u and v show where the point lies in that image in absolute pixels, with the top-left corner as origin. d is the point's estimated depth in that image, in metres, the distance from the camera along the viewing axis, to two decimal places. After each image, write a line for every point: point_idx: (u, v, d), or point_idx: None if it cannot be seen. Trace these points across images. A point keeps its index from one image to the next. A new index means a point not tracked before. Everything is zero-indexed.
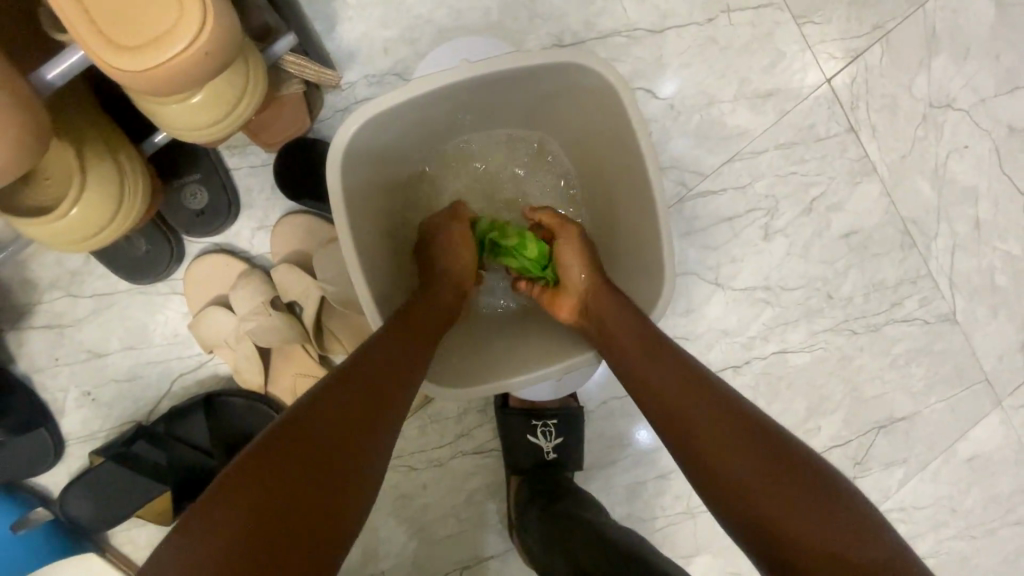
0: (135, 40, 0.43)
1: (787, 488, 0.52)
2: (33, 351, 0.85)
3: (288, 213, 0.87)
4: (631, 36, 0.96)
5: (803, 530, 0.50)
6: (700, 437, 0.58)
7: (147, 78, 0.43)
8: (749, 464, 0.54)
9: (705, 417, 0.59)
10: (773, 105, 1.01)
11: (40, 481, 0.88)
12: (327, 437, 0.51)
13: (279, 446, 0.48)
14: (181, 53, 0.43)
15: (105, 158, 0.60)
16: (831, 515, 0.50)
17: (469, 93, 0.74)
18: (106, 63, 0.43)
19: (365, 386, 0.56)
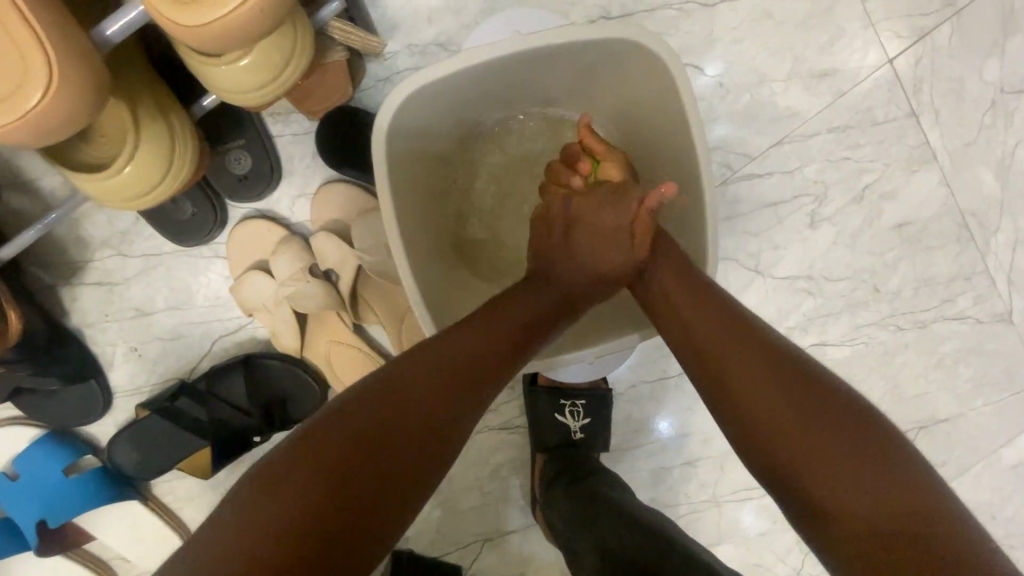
0: None
1: (829, 442, 0.50)
2: (84, 306, 0.89)
3: (327, 181, 0.88)
4: (681, 9, 0.92)
5: (839, 493, 0.48)
6: (735, 386, 0.56)
7: (241, 19, 0.44)
8: (792, 423, 0.51)
9: (749, 374, 0.55)
10: (828, 86, 0.96)
11: (89, 430, 0.93)
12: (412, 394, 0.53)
13: (342, 425, 0.49)
14: None
15: (155, 155, 0.60)
16: (874, 470, 0.48)
17: (516, 67, 0.73)
18: (203, 14, 0.43)
19: (433, 397, 0.54)
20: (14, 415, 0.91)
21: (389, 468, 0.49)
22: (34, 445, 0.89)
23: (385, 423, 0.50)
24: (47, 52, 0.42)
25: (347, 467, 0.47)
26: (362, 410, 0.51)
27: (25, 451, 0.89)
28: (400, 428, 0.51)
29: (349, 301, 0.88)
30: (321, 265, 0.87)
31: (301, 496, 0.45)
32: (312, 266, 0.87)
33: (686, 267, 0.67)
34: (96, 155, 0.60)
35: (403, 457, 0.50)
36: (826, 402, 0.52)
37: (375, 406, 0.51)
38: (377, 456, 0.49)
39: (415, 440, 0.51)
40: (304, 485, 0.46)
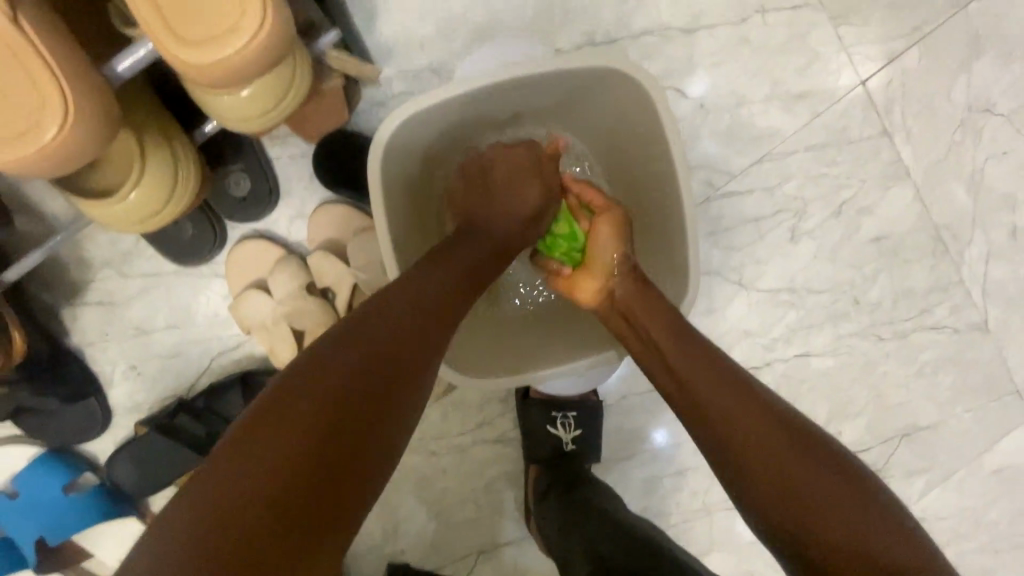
0: (223, 21, 0.45)
1: (817, 496, 0.52)
2: (85, 325, 0.90)
3: (324, 202, 0.91)
4: (663, 35, 0.97)
5: (834, 537, 0.50)
6: (727, 435, 0.58)
7: (246, 54, 0.47)
8: (788, 468, 0.54)
9: (747, 421, 0.57)
10: (805, 106, 1.01)
11: (88, 448, 0.94)
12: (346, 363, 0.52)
13: (291, 405, 0.48)
14: (270, 22, 0.46)
15: (145, 208, 0.63)
16: (857, 521, 0.50)
17: (505, 93, 0.76)
18: (211, 51, 0.46)
19: (376, 365, 0.54)
20: (13, 434, 0.92)
21: (329, 444, 0.48)
22: (32, 464, 0.90)
23: (314, 400, 0.49)
24: (63, 90, 0.45)
25: (286, 460, 0.46)
26: (303, 388, 0.50)
27: (24, 470, 0.90)
28: (335, 404, 0.49)
29: (345, 318, 0.90)
30: (317, 283, 0.90)
31: (238, 490, 0.44)
32: (309, 284, 0.89)
33: (680, 322, 0.69)
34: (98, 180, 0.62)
35: (348, 430, 0.49)
36: (812, 457, 0.54)
37: (322, 380, 0.50)
38: (329, 435, 0.48)
39: (353, 412, 0.50)
40: (252, 473, 0.45)
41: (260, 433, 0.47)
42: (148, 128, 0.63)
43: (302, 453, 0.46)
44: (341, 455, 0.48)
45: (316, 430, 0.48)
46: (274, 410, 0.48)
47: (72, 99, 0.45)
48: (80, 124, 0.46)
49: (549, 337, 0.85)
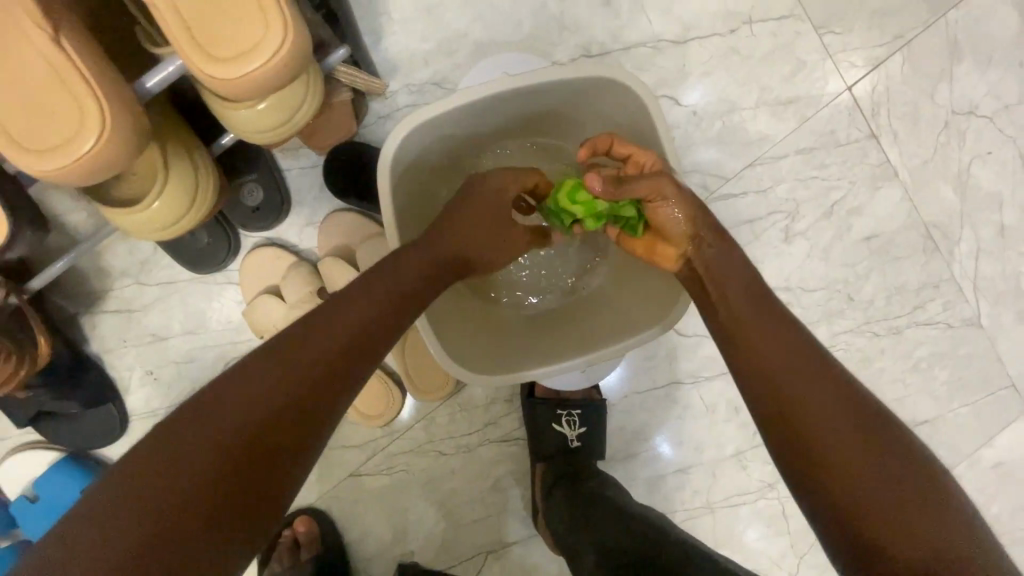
0: (247, 43, 0.49)
1: (879, 485, 0.49)
2: (103, 333, 0.94)
3: (333, 210, 0.95)
4: (656, 46, 1.00)
5: (902, 546, 0.46)
6: (809, 420, 0.53)
7: (271, 69, 0.51)
8: (865, 472, 0.49)
9: (827, 414, 0.53)
10: (794, 112, 1.05)
11: (105, 453, 0.97)
12: (283, 369, 0.52)
13: (216, 407, 0.48)
14: (289, 40, 0.50)
15: (164, 218, 0.67)
16: (923, 522, 0.47)
17: (506, 102, 0.80)
18: (238, 70, 0.50)
19: (310, 366, 0.53)
20: (34, 439, 0.95)
21: (247, 449, 0.47)
22: (52, 468, 0.93)
23: (243, 402, 0.49)
24: (99, 101, 0.48)
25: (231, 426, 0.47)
26: (233, 385, 0.50)
27: (43, 474, 0.93)
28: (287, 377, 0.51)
29: None
30: (328, 288, 0.93)
31: (157, 489, 0.43)
32: (320, 289, 0.92)
33: (767, 301, 0.63)
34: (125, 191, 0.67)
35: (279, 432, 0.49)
36: (902, 463, 0.50)
37: (245, 386, 0.50)
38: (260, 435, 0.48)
39: (282, 416, 0.49)
40: (176, 469, 0.44)
41: (180, 431, 0.46)
42: (171, 141, 0.67)
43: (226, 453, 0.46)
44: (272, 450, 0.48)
45: (237, 424, 0.47)
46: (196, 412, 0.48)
47: (109, 109, 0.48)
48: (114, 135, 0.49)
49: (572, 330, 0.87)
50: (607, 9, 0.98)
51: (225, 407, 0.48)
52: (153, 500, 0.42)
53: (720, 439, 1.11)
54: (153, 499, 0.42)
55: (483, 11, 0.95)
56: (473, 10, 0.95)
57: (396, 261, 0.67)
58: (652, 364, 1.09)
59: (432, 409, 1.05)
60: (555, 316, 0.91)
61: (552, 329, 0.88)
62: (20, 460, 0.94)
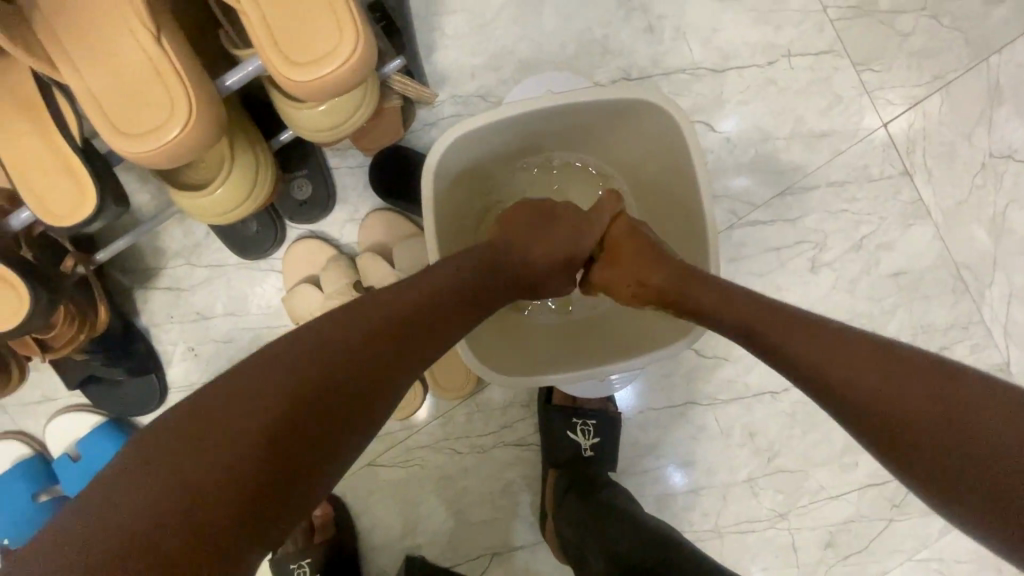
0: (322, 50, 0.54)
1: (890, 391, 0.47)
2: (153, 308, 1.00)
3: (374, 209, 1.00)
4: (694, 73, 1.03)
5: (941, 440, 0.44)
6: (798, 360, 0.55)
7: (341, 74, 0.55)
8: (881, 382, 0.48)
9: (814, 348, 0.54)
10: (827, 144, 1.06)
11: (143, 421, 1.02)
12: (314, 366, 0.47)
13: (237, 403, 0.43)
14: (359, 48, 0.54)
15: (222, 207, 0.72)
16: (966, 413, 0.44)
17: (547, 118, 0.84)
18: (312, 73, 0.54)
19: (340, 365, 0.48)
20: (80, 402, 1.01)
21: (265, 455, 0.42)
22: (94, 431, 0.99)
23: (263, 401, 0.44)
24: (189, 95, 0.53)
25: (283, 406, 0.44)
26: (262, 378, 0.45)
27: (86, 435, 0.99)
28: (341, 363, 0.48)
29: None
30: (363, 281, 0.98)
31: (166, 488, 0.39)
32: (356, 282, 0.97)
33: (740, 293, 0.64)
34: (194, 177, 0.73)
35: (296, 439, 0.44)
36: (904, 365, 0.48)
37: (272, 380, 0.45)
38: (279, 440, 0.43)
39: (301, 419, 0.44)
40: (183, 473, 0.40)
41: (200, 427, 0.42)
42: (238, 136, 0.73)
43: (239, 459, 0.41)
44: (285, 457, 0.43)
45: (257, 427, 0.42)
46: (217, 406, 0.43)
47: (196, 97, 0.53)
48: (198, 125, 0.54)
49: (596, 346, 0.90)
50: (650, 36, 1.02)
51: (245, 404, 0.43)
52: (160, 501, 0.39)
53: (733, 463, 1.12)
54: (165, 500, 0.39)
55: (531, 32, 1.00)
56: (521, 30, 1.00)
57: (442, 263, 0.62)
58: (671, 382, 1.10)
59: (451, 408, 1.08)
60: (582, 331, 0.94)
61: (576, 344, 0.91)
62: (66, 421, 1.00)
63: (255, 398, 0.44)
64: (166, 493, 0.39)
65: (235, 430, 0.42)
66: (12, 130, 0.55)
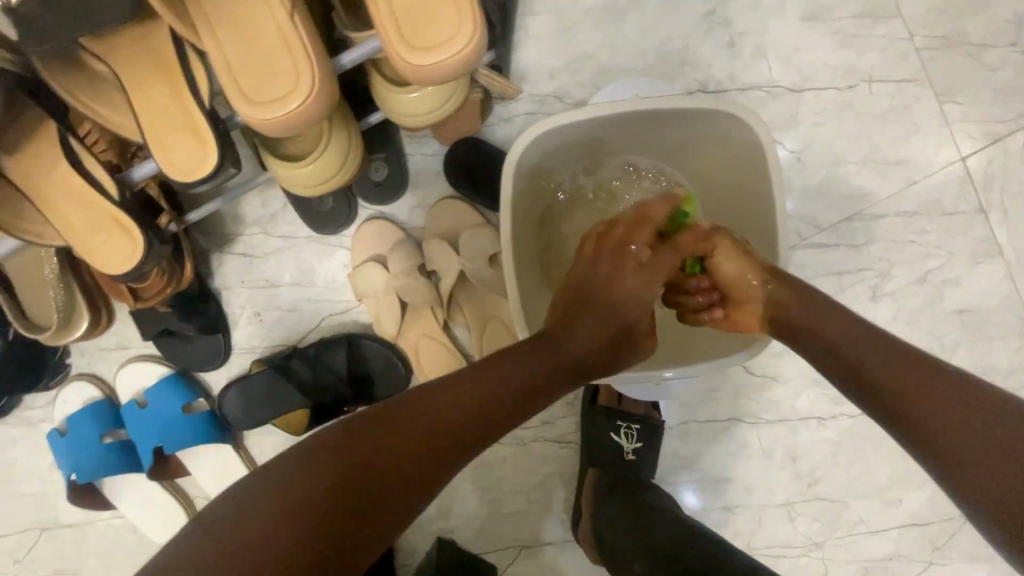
0: (439, 39, 0.57)
1: (884, 363, 0.60)
2: (227, 271, 1.05)
3: (444, 197, 1.03)
4: (771, 91, 1.04)
5: (915, 403, 0.56)
6: (808, 332, 0.68)
7: (455, 62, 0.57)
8: (880, 361, 0.61)
9: (827, 328, 0.66)
10: (900, 173, 1.05)
11: (205, 378, 1.08)
12: (427, 422, 0.58)
13: (358, 437, 0.55)
14: (474, 39, 0.57)
15: (314, 178, 0.77)
16: (945, 391, 0.55)
17: (628, 122, 0.86)
18: (428, 60, 0.57)
19: (442, 425, 0.58)
20: (150, 354, 1.07)
21: (379, 484, 0.54)
22: (161, 382, 1.05)
23: (384, 440, 0.55)
24: (314, 73, 0.57)
25: (345, 473, 0.53)
26: (387, 420, 0.56)
27: (152, 385, 1.05)
28: (442, 425, 0.58)
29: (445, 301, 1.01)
30: (427, 265, 1.01)
31: (286, 512, 0.51)
32: (420, 265, 1.00)
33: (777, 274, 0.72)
34: (293, 150, 0.78)
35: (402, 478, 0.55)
36: (906, 357, 0.60)
37: (390, 427, 0.56)
38: (387, 475, 0.54)
39: (410, 464, 0.55)
40: (312, 491, 0.52)
41: (328, 449, 0.54)
42: (339, 114, 0.77)
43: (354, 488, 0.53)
44: (392, 484, 0.54)
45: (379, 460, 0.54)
46: (344, 440, 0.55)
47: (319, 73, 0.57)
48: (317, 100, 0.57)
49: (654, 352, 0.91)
50: (730, 50, 1.03)
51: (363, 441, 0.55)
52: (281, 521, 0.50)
53: (772, 485, 1.11)
54: (289, 514, 0.51)
55: (612, 37, 1.02)
56: (603, 35, 1.02)
57: (540, 334, 0.69)
58: (716, 396, 1.09)
59: None
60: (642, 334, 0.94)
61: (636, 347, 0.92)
62: (136, 369, 1.06)
63: (347, 458, 0.54)
64: (249, 555, 0.49)
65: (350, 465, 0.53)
66: (149, 92, 0.60)
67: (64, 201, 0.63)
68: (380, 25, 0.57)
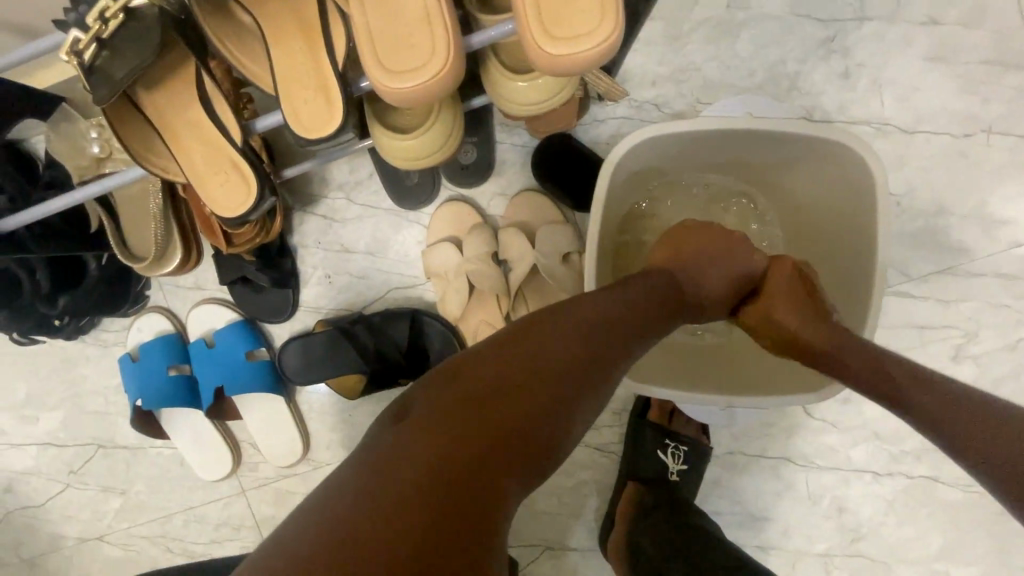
0: (579, 32, 0.57)
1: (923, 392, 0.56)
2: (306, 231, 1.08)
3: (526, 189, 1.04)
4: (879, 128, 1.00)
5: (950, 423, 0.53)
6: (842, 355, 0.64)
7: (590, 57, 0.58)
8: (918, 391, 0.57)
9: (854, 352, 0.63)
10: (1007, 233, 0.99)
11: (270, 329, 1.11)
12: (500, 380, 0.52)
13: (431, 411, 0.50)
14: (613, 36, 0.57)
15: (415, 153, 0.78)
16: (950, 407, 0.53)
17: (734, 139, 0.84)
18: (565, 53, 0.57)
19: (522, 385, 0.52)
20: (223, 298, 1.11)
21: (468, 453, 0.47)
22: (230, 326, 1.09)
23: (463, 408, 0.50)
24: (449, 51, 0.58)
25: (436, 447, 0.47)
26: (460, 389, 0.51)
27: (221, 328, 1.09)
28: (522, 381, 0.52)
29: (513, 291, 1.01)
30: (501, 254, 1.01)
31: (373, 498, 0.43)
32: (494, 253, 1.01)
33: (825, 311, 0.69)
34: (399, 122, 0.80)
35: (489, 444, 0.48)
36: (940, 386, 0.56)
37: (462, 394, 0.51)
38: (473, 441, 0.48)
39: (495, 428, 0.49)
40: (394, 471, 0.45)
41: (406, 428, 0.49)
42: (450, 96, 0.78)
43: (439, 458, 0.46)
44: (482, 452, 0.48)
45: (456, 426, 0.48)
46: (420, 415, 0.50)
47: (455, 52, 0.58)
48: (448, 78, 0.58)
49: (722, 377, 0.90)
50: (843, 82, 0.99)
51: (438, 415, 0.49)
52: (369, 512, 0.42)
53: (813, 533, 1.07)
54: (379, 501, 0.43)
55: (722, 53, 1.00)
56: (712, 50, 1.00)
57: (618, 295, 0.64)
58: (769, 432, 1.06)
59: None
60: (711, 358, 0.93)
61: (704, 370, 0.91)
62: (207, 310, 1.10)
63: (429, 430, 0.48)
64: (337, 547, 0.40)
65: (430, 437, 0.47)
66: (289, 51, 0.63)
67: (191, 141, 0.67)
68: (521, 12, 0.57)
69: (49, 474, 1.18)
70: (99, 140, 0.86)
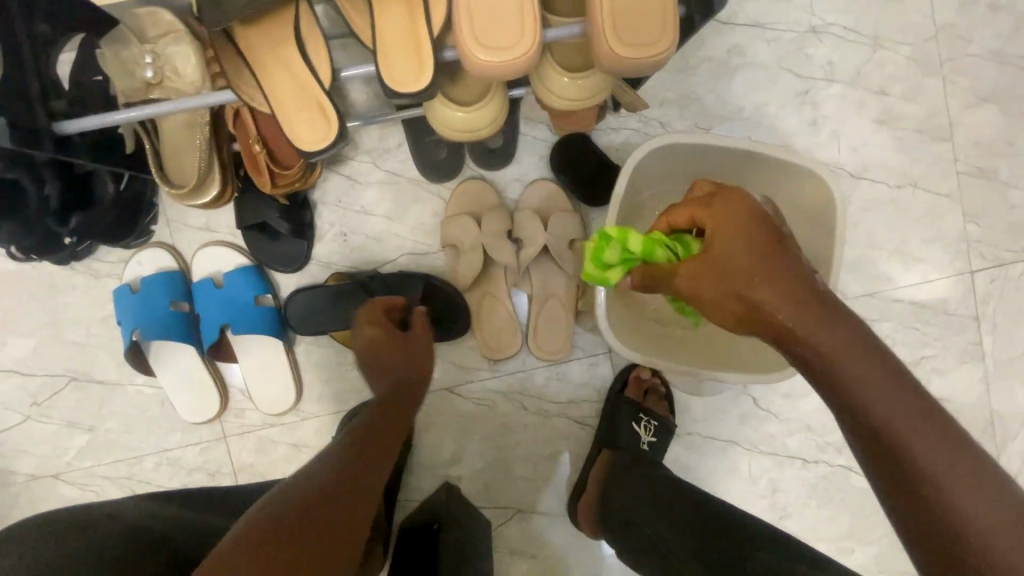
0: (642, 41, 0.70)
1: (905, 409, 0.50)
2: (328, 188, 1.13)
3: (541, 178, 1.15)
4: (835, 171, 1.20)
5: (926, 458, 0.48)
6: (831, 358, 0.55)
7: (649, 61, 0.71)
8: (894, 402, 0.51)
9: (849, 354, 0.54)
10: (921, 269, 1.22)
11: (277, 278, 1.14)
12: (336, 457, 0.64)
13: (288, 491, 0.58)
14: (668, 47, 0.71)
15: (464, 125, 0.87)
16: (925, 442, 0.49)
17: (729, 157, 1.00)
18: (629, 54, 0.70)
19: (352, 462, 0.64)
20: (232, 242, 1.13)
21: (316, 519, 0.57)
22: (238, 269, 1.11)
23: (313, 485, 0.60)
24: (534, 40, 0.68)
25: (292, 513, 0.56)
26: (310, 470, 0.62)
27: (229, 270, 1.11)
28: (351, 456, 0.65)
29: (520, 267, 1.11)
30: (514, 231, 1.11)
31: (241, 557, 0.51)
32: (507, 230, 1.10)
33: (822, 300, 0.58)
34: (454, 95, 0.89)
35: (332, 509, 0.59)
36: (924, 409, 0.50)
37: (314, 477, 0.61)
38: (316, 510, 0.57)
39: (340, 496, 0.60)
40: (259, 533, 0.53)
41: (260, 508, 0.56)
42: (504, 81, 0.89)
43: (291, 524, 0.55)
44: (326, 513, 0.58)
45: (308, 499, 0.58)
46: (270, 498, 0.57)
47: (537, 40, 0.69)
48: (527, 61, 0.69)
49: (701, 351, 1.04)
50: (811, 129, 1.20)
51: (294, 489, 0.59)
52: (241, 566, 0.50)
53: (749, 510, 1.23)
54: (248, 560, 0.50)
55: (719, 88, 1.18)
56: (712, 84, 1.18)
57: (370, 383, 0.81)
58: (723, 418, 1.22)
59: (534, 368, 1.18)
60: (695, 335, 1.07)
61: (687, 345, 1.04)
62: (216, 252, 1.11)
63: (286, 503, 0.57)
64: None
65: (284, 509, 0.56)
66: (389, 12, 0.71)
67: (279, 75, 0.72)
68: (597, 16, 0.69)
69: (9, 404, 1.13)
70: (153, 66, 0.89)
